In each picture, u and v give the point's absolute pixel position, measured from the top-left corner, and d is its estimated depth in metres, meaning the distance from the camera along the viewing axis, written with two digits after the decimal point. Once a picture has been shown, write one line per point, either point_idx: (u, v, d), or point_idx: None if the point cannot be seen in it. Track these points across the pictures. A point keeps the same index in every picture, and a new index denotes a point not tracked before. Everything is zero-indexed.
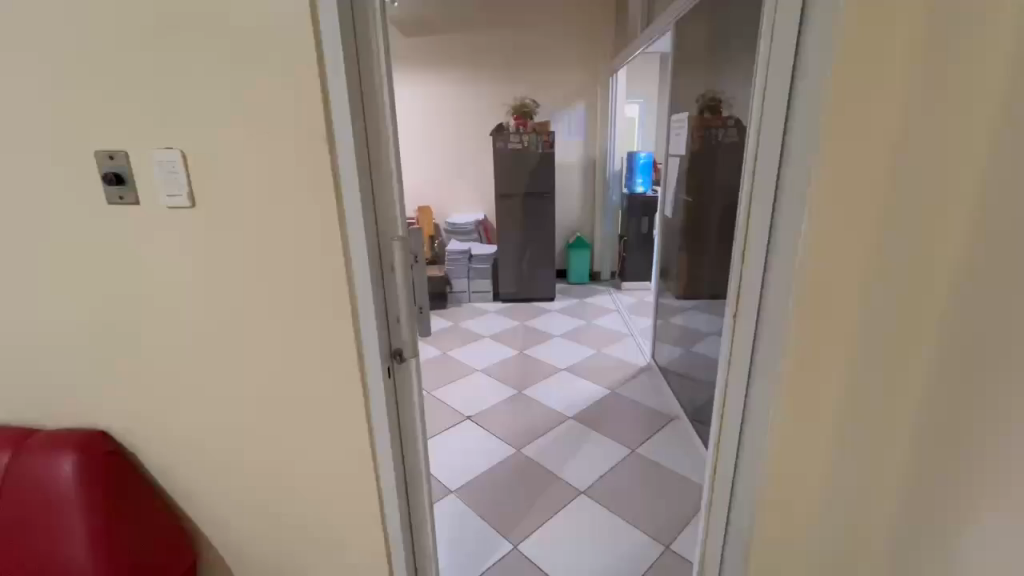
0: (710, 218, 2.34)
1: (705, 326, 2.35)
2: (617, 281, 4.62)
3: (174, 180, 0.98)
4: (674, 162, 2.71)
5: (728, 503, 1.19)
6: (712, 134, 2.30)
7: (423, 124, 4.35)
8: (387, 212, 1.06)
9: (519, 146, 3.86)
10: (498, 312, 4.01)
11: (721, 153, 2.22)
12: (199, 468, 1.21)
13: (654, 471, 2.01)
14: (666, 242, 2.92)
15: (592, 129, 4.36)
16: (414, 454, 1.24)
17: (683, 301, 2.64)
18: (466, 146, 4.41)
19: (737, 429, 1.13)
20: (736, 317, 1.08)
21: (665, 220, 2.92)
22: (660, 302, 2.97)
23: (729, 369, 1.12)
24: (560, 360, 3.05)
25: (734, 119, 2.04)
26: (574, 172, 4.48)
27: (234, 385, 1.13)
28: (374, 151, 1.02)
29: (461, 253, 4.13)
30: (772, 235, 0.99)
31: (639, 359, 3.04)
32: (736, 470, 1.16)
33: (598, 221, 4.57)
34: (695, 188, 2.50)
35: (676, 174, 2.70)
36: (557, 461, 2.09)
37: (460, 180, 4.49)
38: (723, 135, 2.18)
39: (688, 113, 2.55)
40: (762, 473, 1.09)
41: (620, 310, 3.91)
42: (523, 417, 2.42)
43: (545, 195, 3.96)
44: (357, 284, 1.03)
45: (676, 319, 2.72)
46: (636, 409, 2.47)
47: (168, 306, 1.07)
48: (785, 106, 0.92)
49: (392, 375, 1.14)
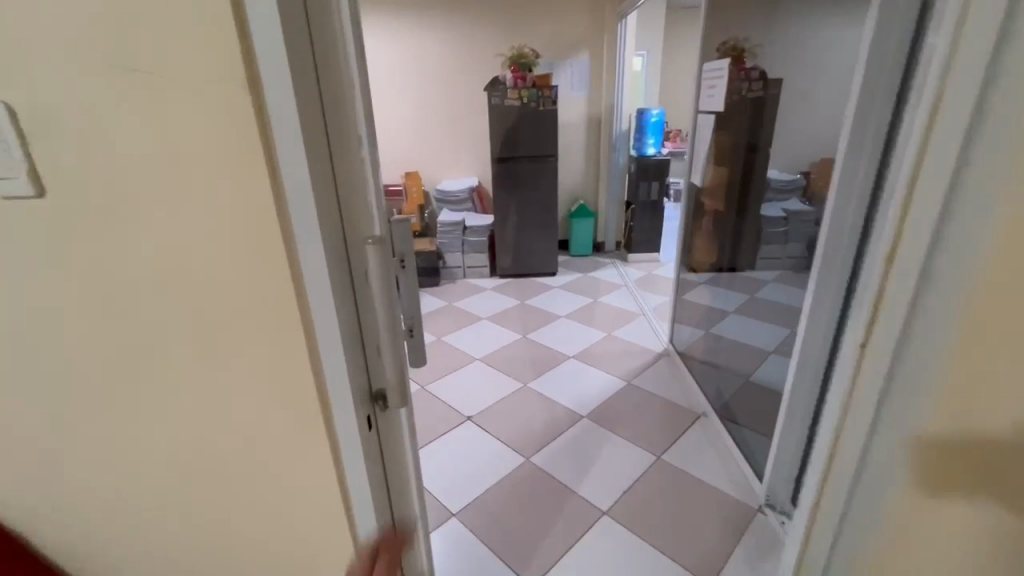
0: (739, 189, 2.13)
1: (731, 307, 2.25)
2: (623, 252, 4.29)
3: (3, 154, 0.61)
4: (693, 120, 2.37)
5: (831, 544, 1.01)
6: (733, 89, 2.00)
7: (404, 80, 3.87)
8: (354, 200, 0.70)
9: (519, 102, 3.43)
10: (496, 288, 3.70)
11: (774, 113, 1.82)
12: (119, 542, 0.92)
13: (685, 481, 1.77)
14: (689, 216, 2.53)
15: (596, 85, 3.93)
16: (406, 509, 0.96)
17: (700, 276, 2.50)
18: (456, 105, 3.96)
19: (850, 466, 0.93)
20: (871, 326, 0.85)
21: (687, 191, 2.52)
22: (678, 282, 2.62)
23: (855, 389, 0.89)
24: (569, 345, 2.76)
25: (772, 79, 1.80)
26: (577, 132, 4.07)
27: (152, 444, 0.81)
28: (330, 104, 0.65)
29: (455, 224, 3.74)
30: (942, 220, 0.73)
31: (654, 343, 2.76)
32: (847, 507, 0.96)
33: (603, 187, 4.20)
34: (718, 153, 2.21)
35: (703, 139, 2.29)
36: (571, 471, 1.83)
37: (450, 143, 4.07)
38: (750, 92, 1.94)
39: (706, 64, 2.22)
40: (883, 526, 0.90)
41: (628, 285, 3.61)
42: (531, 417, 2.14)
43: (547, 158, 3.56)
44: (316, 312, 0.69)
45: (695, 296, 2.56)
46: (658, 404, 2.21)
47: (36, 339, 0.73)
48: (999, 30, 0.63)
49: (375, 426, 0.84)
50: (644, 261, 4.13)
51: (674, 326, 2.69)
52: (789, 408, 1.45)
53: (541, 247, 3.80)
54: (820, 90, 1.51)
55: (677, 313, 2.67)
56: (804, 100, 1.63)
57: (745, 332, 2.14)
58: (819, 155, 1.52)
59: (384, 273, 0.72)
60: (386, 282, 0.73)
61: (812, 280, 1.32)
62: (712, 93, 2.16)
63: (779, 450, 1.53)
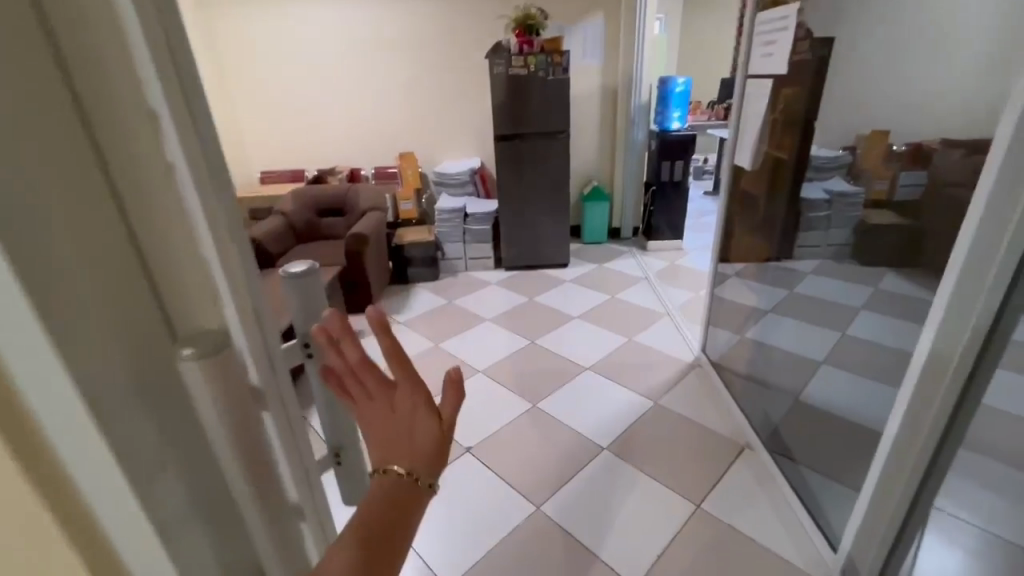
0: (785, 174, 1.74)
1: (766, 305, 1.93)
2: (641, 240, 3.89)
3: None
4: (741, 84, 1.93)
5: None
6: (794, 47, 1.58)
7: (397, 49, 3.47)
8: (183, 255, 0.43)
9: (525, 70, 2.99)
10: (502, 282, 3.34)
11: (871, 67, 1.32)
12: None
13: (733, 541, 1.45)
14: (730, 207, 2.12)
15: (612, 51, 3.50)
16: None
17: (735, 270, 2.15)
18: (454, 76, 3.54)
19: None
20: None
21: (727, 177, 2.09)
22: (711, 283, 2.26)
23: None
24: (584, 354, 2.40)
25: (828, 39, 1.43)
26: (590, 105, 3.65)
27: None
28: (118, 86, 0.37)
29: (455, 211, 3.36)
30: None
31: (682, 351, 2.41)
32: None
33: (619, 167, 3.78)
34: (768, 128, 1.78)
35: (755, 113, 1.84)
36: (592, 525, 1.51)
37: (449, 119, 3.66)
38: (800, 51, 1.56)
39: (760, 13, 1.78)
40: None
41: (649, 278, 3.24)
42: (542, 449, 1.81)
43: (557, 135, 3.14)
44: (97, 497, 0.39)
45: (733, 295, 2.20)
46: (693, 432, 1.89)
47: None
48: None
49: None
50: (664, 249, 3.73)
51: (707, 334, 2.32)
52: (889, 463, 1.11)
53: (551, 235, 3.42)
54: (976, 20, 1.02)
55: (712, 321, 2.31)
56: (936, 45, 1.13)
57: (788, 340, 1.80)
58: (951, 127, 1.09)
59: (230, 388, 0.45)
60: (233, 397, 0.46)
61: (943, 292, 0.99)
62: (768, 50, 1.71)
63: (871, 511, 1.19)
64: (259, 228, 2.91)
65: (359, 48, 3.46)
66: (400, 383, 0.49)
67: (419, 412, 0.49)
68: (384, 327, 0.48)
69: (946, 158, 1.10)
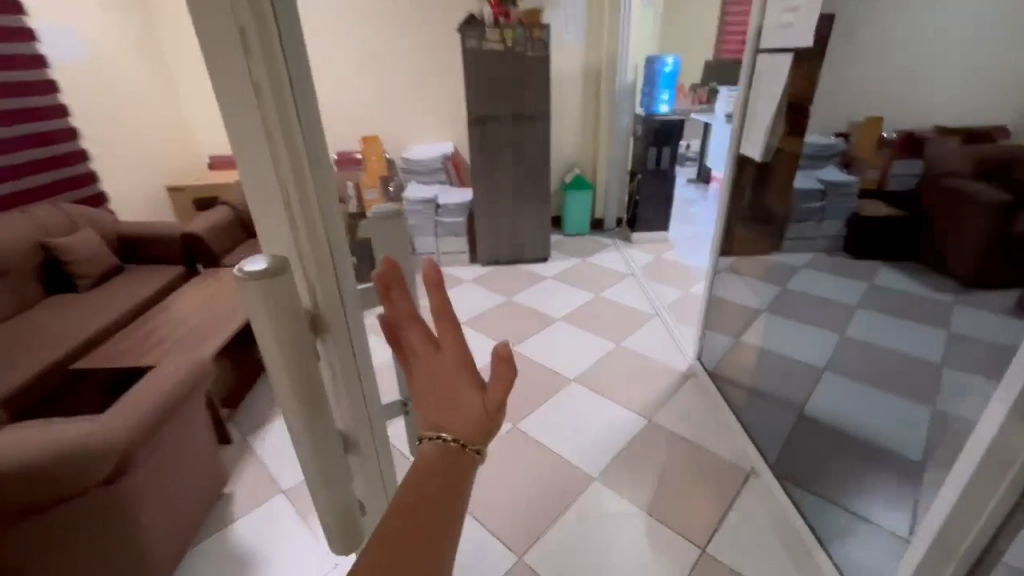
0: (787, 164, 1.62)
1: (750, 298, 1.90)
2: (625, 231, 3.68)
3: None
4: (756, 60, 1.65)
5: None
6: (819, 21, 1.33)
7: (358, 19, 3.11)
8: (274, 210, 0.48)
9: (501, 45, 2.69)
10: (478, 280, 3.08)
11: (885, 36, 1.18)
12: None
13: None
14: (733, 208, 1.87)
15: (595, 27, 3.22)
16: None
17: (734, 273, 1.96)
18: (423, 52, 3.22)
19: None
20: None
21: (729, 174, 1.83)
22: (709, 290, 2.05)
23: None
24: (568, 363, 2.18)
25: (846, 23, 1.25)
26: (572, 85, 3.38)
27: None
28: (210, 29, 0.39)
29: (425, 202, 3.07)
30: None
31: (676, 359, 2.22)
32: None
33: (602, 154, 3.54)
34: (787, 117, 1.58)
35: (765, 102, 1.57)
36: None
37: (418, 100, 3.34)
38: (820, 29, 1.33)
39: None
40: None
41: (635, 274, 3.03)
42: (524, 485, 1.59)
43: (537, 118, 2.87)
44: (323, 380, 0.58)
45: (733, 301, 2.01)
46: (693, 456, 1.71)
47: None
48: None
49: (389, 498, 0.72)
50: (650, 242, 3.52)
51: (707, 343, 2.14)
52: (942, 528, 0.90)
53: (530, 227, 3.17)
54: None
55: (713, 329, 2.11)
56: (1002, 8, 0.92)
57: (789, 344, 1.70)
58: (983, 118, 0.99)
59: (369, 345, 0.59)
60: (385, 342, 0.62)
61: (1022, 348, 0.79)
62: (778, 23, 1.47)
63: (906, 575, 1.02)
64: (200, 220, 2.55)
65: (316, 17, 3.09)
66: (444, 343, 0.48)
67: (461, 378, 0.48)
68: (437, 284, 0.48)
69: (941, 146, 1.10)
